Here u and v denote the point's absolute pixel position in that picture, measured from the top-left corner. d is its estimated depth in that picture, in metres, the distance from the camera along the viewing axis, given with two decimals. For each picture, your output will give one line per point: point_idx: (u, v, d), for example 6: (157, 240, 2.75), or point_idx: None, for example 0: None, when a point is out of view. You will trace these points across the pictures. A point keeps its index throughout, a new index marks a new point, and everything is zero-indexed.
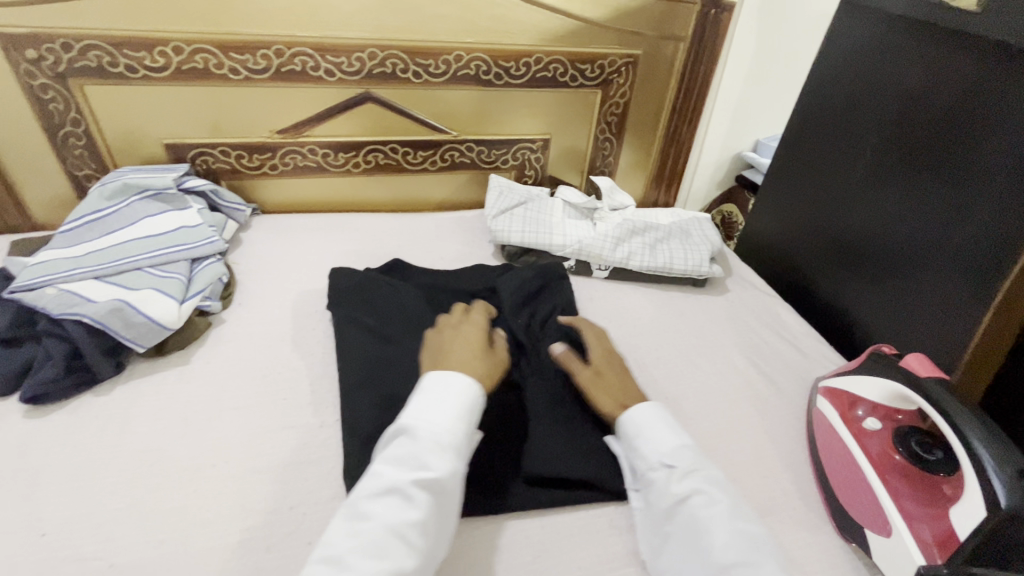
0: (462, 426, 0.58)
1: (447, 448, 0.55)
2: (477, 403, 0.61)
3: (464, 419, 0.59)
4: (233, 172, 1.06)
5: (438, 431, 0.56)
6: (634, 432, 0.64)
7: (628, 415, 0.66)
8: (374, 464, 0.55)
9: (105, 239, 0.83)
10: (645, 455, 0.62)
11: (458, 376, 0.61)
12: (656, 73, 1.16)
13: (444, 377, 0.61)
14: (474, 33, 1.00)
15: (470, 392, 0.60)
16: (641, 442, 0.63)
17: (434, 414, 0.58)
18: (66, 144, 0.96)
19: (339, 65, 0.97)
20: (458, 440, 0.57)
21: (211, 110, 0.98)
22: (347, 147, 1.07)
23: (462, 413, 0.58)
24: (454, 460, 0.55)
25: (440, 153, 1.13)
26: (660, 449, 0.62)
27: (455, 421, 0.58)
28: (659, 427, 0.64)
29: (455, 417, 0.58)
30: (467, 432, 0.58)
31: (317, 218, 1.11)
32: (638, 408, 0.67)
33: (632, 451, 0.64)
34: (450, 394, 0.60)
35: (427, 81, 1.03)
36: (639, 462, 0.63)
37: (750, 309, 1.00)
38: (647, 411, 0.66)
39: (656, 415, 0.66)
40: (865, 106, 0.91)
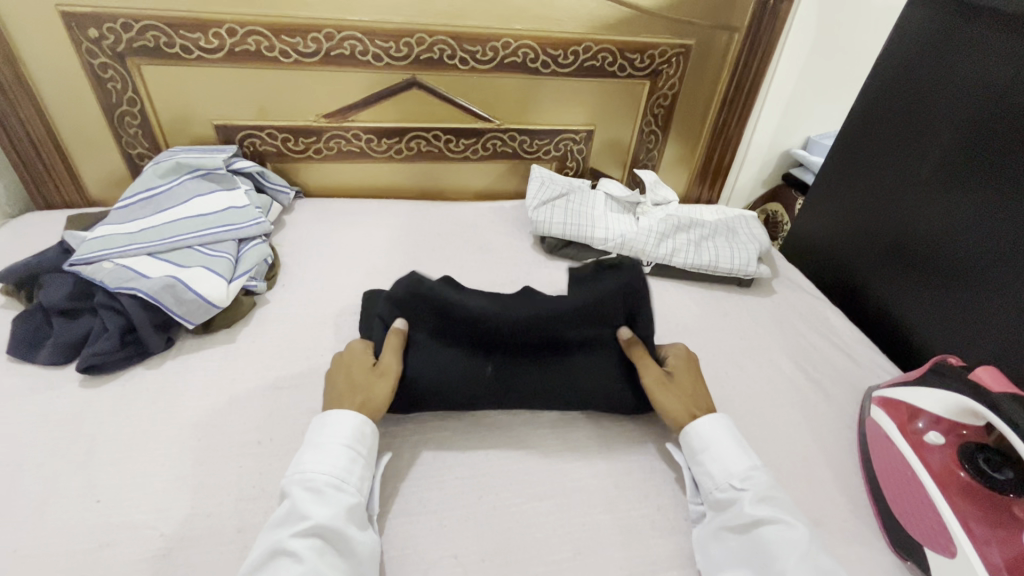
0: (346, 459, 0.58)
1: (324, 489, 0.55)
2: (363, 430, 0.61)
3: (349, 451, 0.59)
4: (278, 155, 1.07)
5: (314, 475, 0.56)
6: (702, 447, 0.64)
7: (694, 427, 0.65)
8: (264, 530, 0.54)
9: (158, 217, 0.85)
10: (714, 474, 0.62)
11: (332, 411, 0.61)
12: (707, 64, 1.12)
13: (321, 417, 0.61)
14: (523, 19, 0.98)
15: (347, 422, 0.60)
16: (707, 459, 0.63)
17: (311, 457, 0.58)
18: (122, 123, 0.98)
19: (387, 50, 0.97)
20: (340, 475, 0.57)
21: (260, 94, 0.99)
22: (390, 132, 1.07)
23: (341, 445, 0.59)
24: (336, 499, 0.55)
25: (483, 142, 1.12)
26: (731, 468, 0.61)
27: (333, 458, 0.58)
28: (728, 444, 0.63)
29: (333, 453, 0.58)
30: (351, 465, 0.58)
31: (358, 203, 1.12)
32: (705, 420, 0.65)
33: (699, 466, 0.63)
34: (327, 430, 0.60)
35: (474, 68, 1.02)
36: (706, 480, 0.62)
37: (798, 312, 0.97)
38: (712, 424, 0.65)
39: (725, 428, 0.65)
40: (929, 101, 0.87)
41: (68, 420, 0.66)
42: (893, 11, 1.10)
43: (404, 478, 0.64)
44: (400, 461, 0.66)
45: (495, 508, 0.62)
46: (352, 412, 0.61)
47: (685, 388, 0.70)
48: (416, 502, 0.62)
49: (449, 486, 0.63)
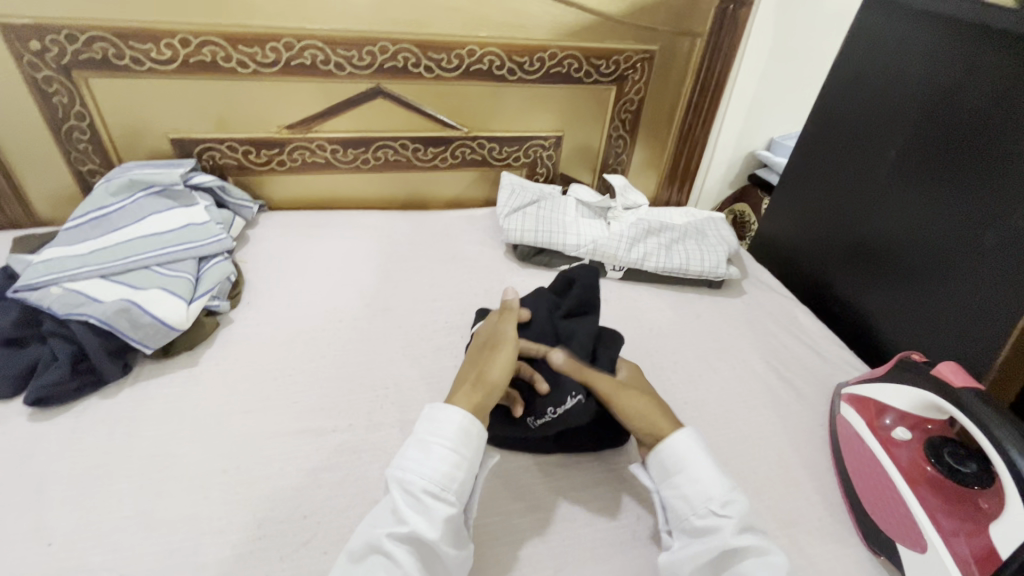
0: (449, 463, 0.56)
1: (423, 495, 0.54)
2: (470, 432, 0.58)
3: (453, 455, 0.56)
4: (239, 168, 1.03)
5: (415, 478, 0.54)
6: (677, 468, 0.59)
7: (667, 446, 0.60)
8: (367, 516, 0.55)
9: (111, 236, 0.81)
10: (691, 497, 0.57)
11: (441, 409, 0.59)
12: (672, 69, 1.13)
13: (430, 410, 0.59)
14: (487, 27, 0.98)
15: (456, 422, 0.58)
16: (681, 481, 0.58)
17: (417, 458, 0.56)
18: (70, 139, 0.94)
19: (350, 59, 0.95)
20: (440, 482, 0.55)
21: (217, 105, 0.95)
22: (356, 142, 1.05)
23: (444, 449, 0.56)
24: (433, 508, 0.53)
25: (452, 150, 1.11)
26: (709, 492, 0.57)
27: (437, 462, 0.55)
28: (702, 464, 0.58)
29: (437, 455, 0.56)
30: (453, 469, 0.56)
31: (326, 215, 1.09)
32: (677, 439, 0.60)
33: (672, 488, 0.59)
34: (436, 428, 0.58)
35: (439, 76, 1.01)
36: (682, 503, 0.58)
37: (768, 313, 0.98)
38: (687, 444, 0.60)
39: (695, 447, 0.59)
40: (889, 103, 0.88)
41: (14, 458, 0.62)
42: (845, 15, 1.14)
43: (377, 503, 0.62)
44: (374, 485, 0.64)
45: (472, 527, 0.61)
46: (462, 413, 0.58)
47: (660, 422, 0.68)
48: None
49: None
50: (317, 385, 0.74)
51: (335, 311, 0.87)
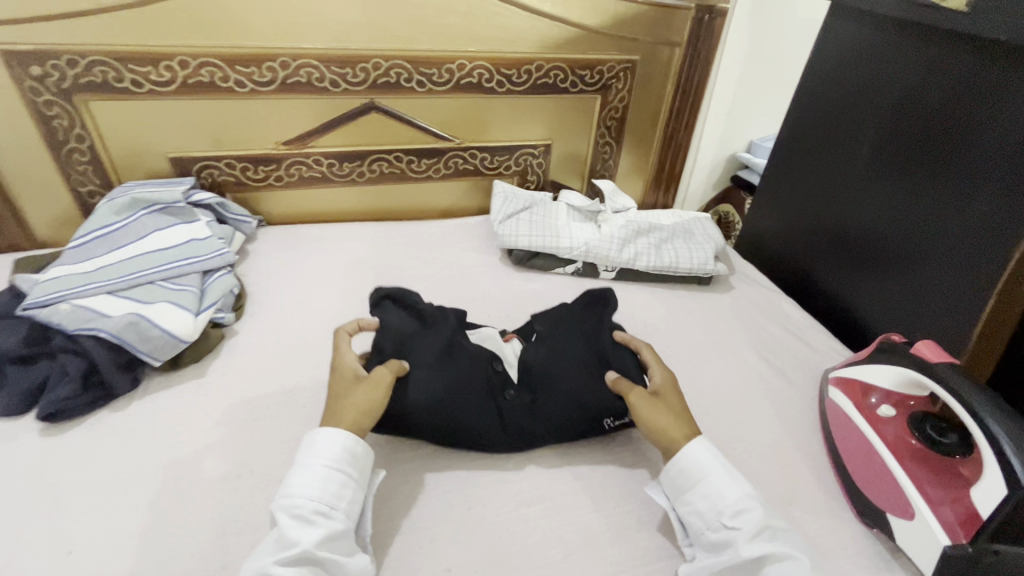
0: (334, 482, 0.57)
1: (313, 516, 0.54)
2: (355, 451, 0.60)
3: (337, 472, 0.57)
4: (238, 185, 1.06)
5: (301, 502, 0.55)
6: (690, 483, 0.61)
7: (680, 460, 0.62)
8: (252, 555, 0.54)
9: (116, 254, 0.83)
10: (704, 512, 0.59)
11: (318, 433, 0.60)
12: (653, 77, 1.17)
13: (312, 436, 0.60)
14: (476, 42, 1.02)
15: (339, 441, 0.59)
16: (696, 493, 0.60)
17: (299, 480, 0.56)
18: (71, 161, 0.95)
19: (344, 76, 0.98)
20: (328, 501, 0.56)
21: (214, 124, 0.98)
22: (351, 156, 1.08)
23: (325, 467, 0.57)
24: (324, 525, 0.54)
25: (444, 161, 1.14)
26: (722, 504, 0.58)
27: (322, 482, 0.56)
28: (718, 475, 0.60)
29: (319, 476, 0.57)
30: (339, 486, 0.57)
31: (324, 229, 1.11)
32: (688, 452, 0.62)
33: (685, 505, 0.60)
34: (317, 450, 0.59)
35: (431, 89, 1.04)
36: (700, 514, 0.59)
37: (756, 306, 1.02)
38: (702, 458, 0.61)
39: (711, 457, 0.61)
40: (860, 101, 0.93)
41: (29, 471, 0.63)
42: (804, 26, 1.24)
43: (389, 501, 0.64)
44: (387, 485, 0.66)
45: (482, 520, 0.63)
46: (344, 433, 0.60)
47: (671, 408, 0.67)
48: (402, 522, 0.62)
49: (436, 504, 0.64)
50: (324, 390, 0.76)
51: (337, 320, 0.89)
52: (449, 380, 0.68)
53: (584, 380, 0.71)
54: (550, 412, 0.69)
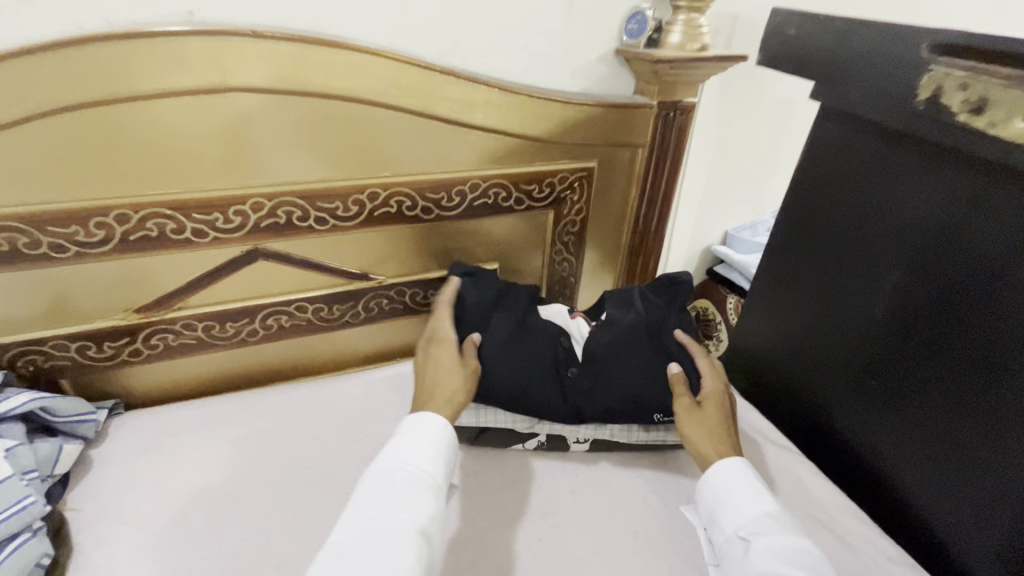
0: (438, 459, 0.61)
1: (416, 481, 0.58)
2: (448, 436, 0.65)
3: (439, 450, 0.62)
4: (76, 368, 0.78)
5: (410, 464, 0.59)
6: (718, 499, 0.64)
7: (710, 474, 0.66)
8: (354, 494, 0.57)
9: None
10: (725, 526, 0.62)
11: (432, 415, 0.65)
12: (614, 182, 0.97)
13: (421, 412, 0.66)
14: (391, 165, 0.80)
15: (440, 423, 0.65)
16: (723, 511, 0.63)
17: (408, 446, 0.61)
18: None
19: (212, 223, 0.74)
20: (432, 473, 0.60)
21: (28, 299, 0.71)
22: (236, 315, 0.82)
23: (433, 451, 0.62)
24: (428, 496, 0.58)
25: (363, 303, 0.90)
26: (741, 518, 0.61)
27: (427, 455, 0.61)
28: (743, 491, 0.63)
29: (426, 450, 0.62)
30: (442, 464, 0.62)
31: (206, 407, 0.84)
32: (716, 470, 0.66)
33: (715, 520, 0.63)
34: (427, 426, 0.64)
35: (336, 227, 0.81)
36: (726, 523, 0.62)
37: (767, 477, 0.79)
38: (733, 474, 0.65)
39: (738, 476, 0.65)
40: (872, 227, 0.75)
41: None
42: (777, 110, 1.09)
43: None
44: None
45: None
46: (444, 420, 0.65)
47: (720, 425, 0.72)
48: None
49: None
50: None
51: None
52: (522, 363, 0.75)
53: (642, 371, 0.76)
54: (605, 397, 0.76)
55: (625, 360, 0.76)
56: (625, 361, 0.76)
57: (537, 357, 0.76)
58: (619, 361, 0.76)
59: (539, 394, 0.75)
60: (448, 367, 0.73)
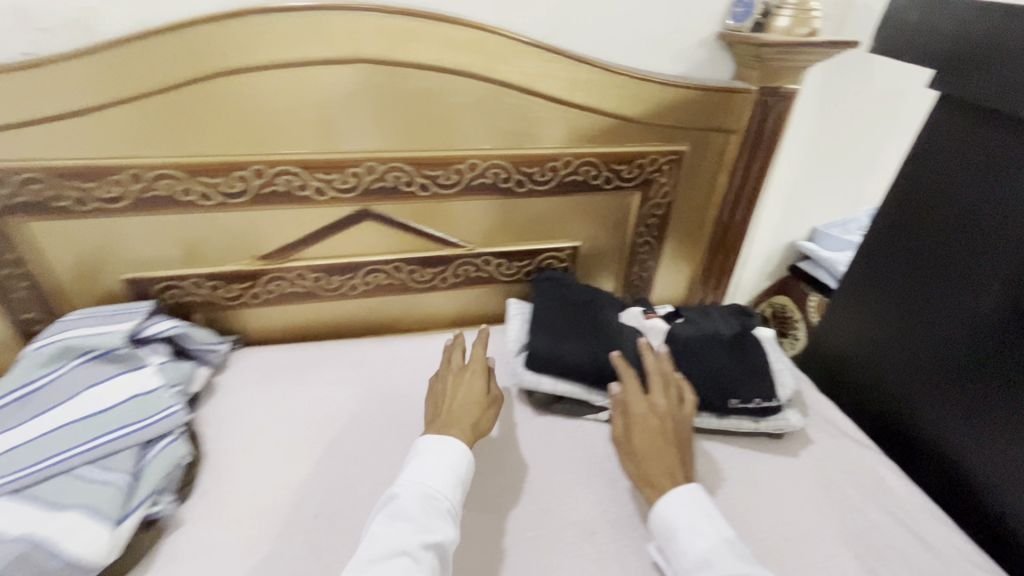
0: (454, 485, 0.63)
1: (439, 509, 0.60)
2: (465, 463, 0.66)
3: (455, 476, 0.64)
4: (208, 304, 0.89)
5: (432, 490, 0.61)
6: (671, 531, 0.63)
7: (660, 506, 0.65)
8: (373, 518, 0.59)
9: (34, 425, 0.66)
10: (683, 558, 0.61)
11: (450, 439, 0.67)
12: (703, 168, 0.98)
13: (439, 436, 0.67)
14: (492, 138, 0.84)
15: (458, 448, 0.67)
16: (677, 539, 0.62)
17: (426, 471, 0.63)
18: (7, 287, 0.80)
19: (331, 183, 0.82)
20: (454, 500, 0.62)
21: (178, 239, 0.82)
22: (342, 269, 0.91)
23: (452, 473, 0.64)
24: (450, 524, 0.60)
25: (453, 269, 0.96)
26: (696, 552, 0.60)
27: (444, 480, 0.63)
28: (689, 521, 0.62)
29: (443, 473, 0.63)
30: (459, 493, 0.63)
31: (309, 350, 0.93)
32: (670, 497, 0.65)
33: (672, 553, 0.62)
34: (443, 451, 0.66)
35: (437, 193, 0.87)
36: (676, 565, 0.61)
37: (844, 472, 0.79)
38: (688, 497, 0.65)
39: (694, 500, 0.64)
40: (987, 225, 0.72)
41: None
42: (885, 103, 1.04)
43: None
44: None
45: None
46: (463, 444, 0.67)
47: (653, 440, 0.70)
48: None
49: None
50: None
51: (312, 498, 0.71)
52: (603, 344, 0.85)
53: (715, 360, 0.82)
54: None
55: (699, 351, 0.83)
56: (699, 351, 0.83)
57: (616, 341, 0.86)
58: (693, 350, 0.83)
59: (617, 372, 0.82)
60: (475, 400, 0.74)
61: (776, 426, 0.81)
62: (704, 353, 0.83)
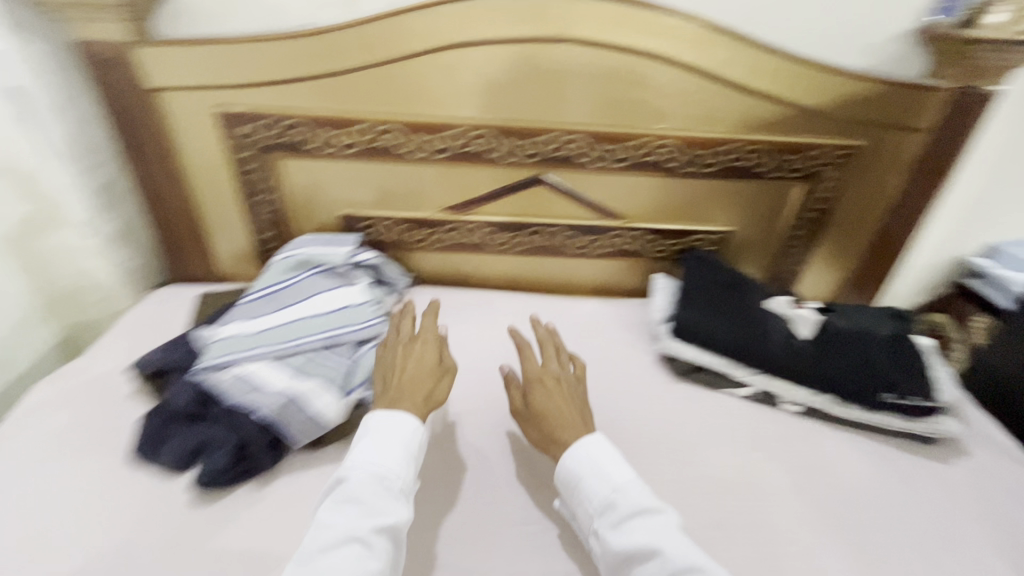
0: (408, 465, 0.65)
1: (394, 490, 0.62)
2: (414, 438, 0.68)
3: (406, 454, 0.65)
4: (396, 244, 1.05)
5: (383, 471, 0.62)
6: (573, 480, 0.67)
7: (568, 458, 0.69)
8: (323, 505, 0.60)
9: (280, 315, 0.84)
10: (588, 506, 0.65)
11: (399, 416, 0.68)
12: (875, 166, 0.96)
13: (372, 416, 0.68)
14: (666, 118, 0.90)
15: (408, 426, 0.67)
16: (586, 484, 0.66)
17: (371, 450, 0.64)
18: (257, 210, 1.01)
19: (518, 148, 0.92)
20: (406, 479, 0.63)
21: (386, 185, 0.98)
22: (510, 227, 1.02)
23: (402, 450, 0.65)
24: (402, 503, 0.61)
25: (606, 239, 1.04)
26: (597, 498, 0.64)
27: (396, 459, 0.64)
28: (596, 473, 0.66)
29: (393, 452, 0.65)
30: (412, 470, 0.65)
31: (470, 295, 1.07)
32: (580, 448, 0.69)
33: (574, 501, 0.67)
34: (390, 429, 0.67)
35: (607, 166, 0.95)
36: (581, 511, 0.66)
37: (1000, 485, 0.79)
38: (592, 447, 0.69)
39: (602, 450, 0.69)
40: None
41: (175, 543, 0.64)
42: None
43: None
44: None
45: None
46: (415, 421, 0.68)
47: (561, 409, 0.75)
48: None
49: None
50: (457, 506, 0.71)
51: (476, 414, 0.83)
52: (752, 324, 0.89)
53: (869, 358, 0.83)
54: (828, 371, 0.84)
55: (852, 346, 0.85)
56: (853, 347, 0.84)
57: (766, 323, 0.89)
58: (847, 343, 0.85)
59: (764, 353, 0.87)
60: (427, 370, 0.75)
61: (929, 430, 0.82)
62: (858, 348, 0.84)
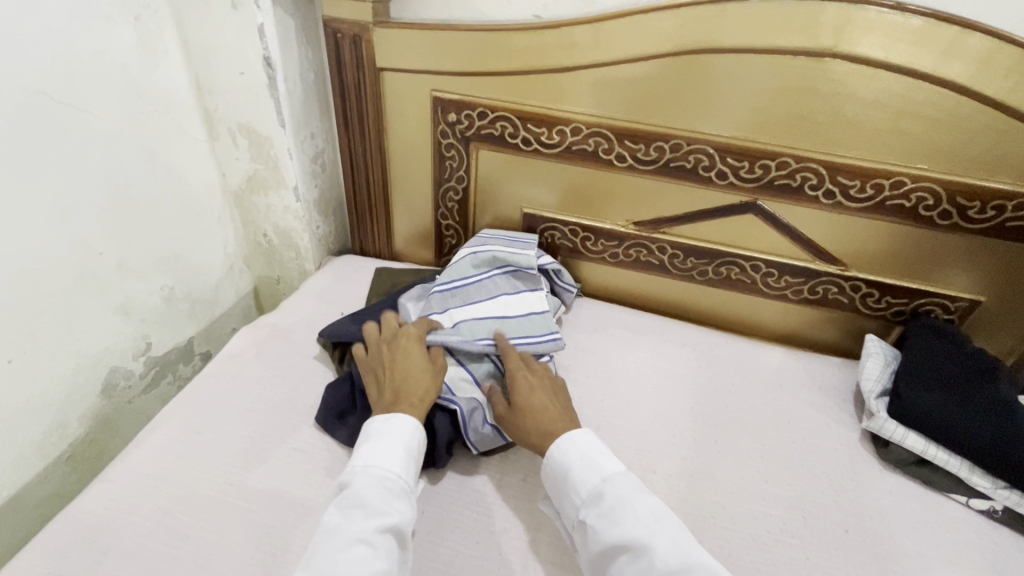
0: (410, 467, 0.63)
1: (397, 492, 0.60)
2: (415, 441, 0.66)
3: (408, 455, 0.64)
4: (572, 250, 1.00)
5: (385, 472, 0.61)
6: (562, 472, 0.64)
7: (548, 459, 0.66)
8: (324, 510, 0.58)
9: (466, 310, 0.84)
10: (571, 498, 0.62)
11: (399, 418, 0.66)
12: None
13: (372, 420, 0.67)
14: (936, 158, 0.75)
15: (407, 429, 0.66)
16: (574, 474, 0.63)
17: (375, 450, 0.63)
18: (444, 197, 1.02)
19: (737, 170, 0.83)
20: (408, 480, 0.62)
21: (578, 190, 0.93)
22: (702, 253, 0.93)
23: (404, 451, 0.64)
24: (407, 504, 0.60)
25: (812, 284, 0.91)
26: (580, 489, 0.62)
27: (399, 459, 0.63)
28: (581, 464, 0.64)
29: (396, 452, 0.63)
30: (413, 471, 0.63)
31: (640, 318, 0.99)
32: (565, 441, 0.66)
33: (558, 495, 0.64)
34: (392, 430, 0.65)
35: (840, 204, 0.81)
36: (566, 504, 0.63)
37: None
38: (582, 440, 0.66)
39: (589, 442, 0.66)
40: None
41: None
42: None
43: None
44: None
45: None
46: (414, 421, 0.67)
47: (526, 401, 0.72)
48: None
49: None
50: None
51: (647, 456, 0.76)
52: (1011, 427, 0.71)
53: None
54: None
55: None
56: None
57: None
58: None
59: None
60: (419, 368, 0.73)
61: None
62: None
